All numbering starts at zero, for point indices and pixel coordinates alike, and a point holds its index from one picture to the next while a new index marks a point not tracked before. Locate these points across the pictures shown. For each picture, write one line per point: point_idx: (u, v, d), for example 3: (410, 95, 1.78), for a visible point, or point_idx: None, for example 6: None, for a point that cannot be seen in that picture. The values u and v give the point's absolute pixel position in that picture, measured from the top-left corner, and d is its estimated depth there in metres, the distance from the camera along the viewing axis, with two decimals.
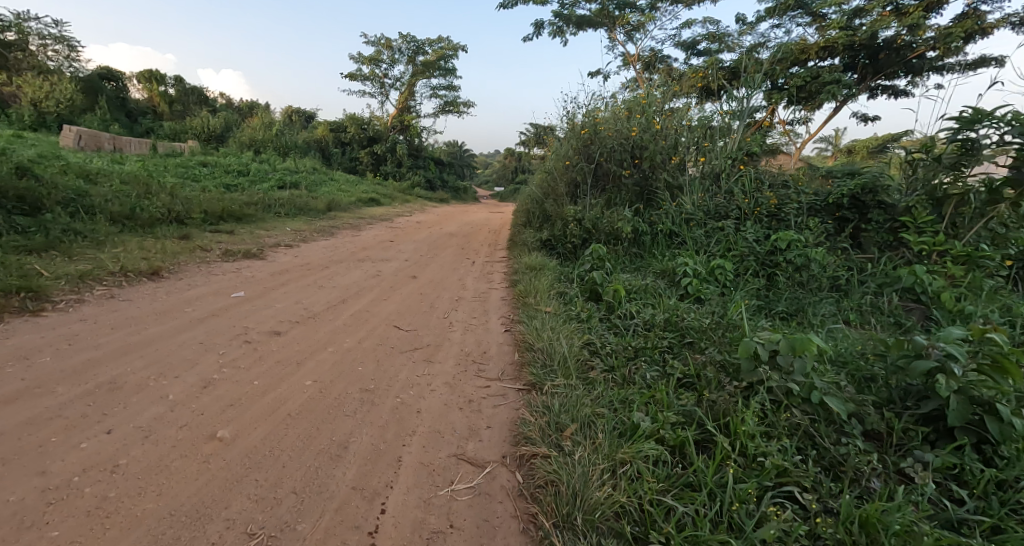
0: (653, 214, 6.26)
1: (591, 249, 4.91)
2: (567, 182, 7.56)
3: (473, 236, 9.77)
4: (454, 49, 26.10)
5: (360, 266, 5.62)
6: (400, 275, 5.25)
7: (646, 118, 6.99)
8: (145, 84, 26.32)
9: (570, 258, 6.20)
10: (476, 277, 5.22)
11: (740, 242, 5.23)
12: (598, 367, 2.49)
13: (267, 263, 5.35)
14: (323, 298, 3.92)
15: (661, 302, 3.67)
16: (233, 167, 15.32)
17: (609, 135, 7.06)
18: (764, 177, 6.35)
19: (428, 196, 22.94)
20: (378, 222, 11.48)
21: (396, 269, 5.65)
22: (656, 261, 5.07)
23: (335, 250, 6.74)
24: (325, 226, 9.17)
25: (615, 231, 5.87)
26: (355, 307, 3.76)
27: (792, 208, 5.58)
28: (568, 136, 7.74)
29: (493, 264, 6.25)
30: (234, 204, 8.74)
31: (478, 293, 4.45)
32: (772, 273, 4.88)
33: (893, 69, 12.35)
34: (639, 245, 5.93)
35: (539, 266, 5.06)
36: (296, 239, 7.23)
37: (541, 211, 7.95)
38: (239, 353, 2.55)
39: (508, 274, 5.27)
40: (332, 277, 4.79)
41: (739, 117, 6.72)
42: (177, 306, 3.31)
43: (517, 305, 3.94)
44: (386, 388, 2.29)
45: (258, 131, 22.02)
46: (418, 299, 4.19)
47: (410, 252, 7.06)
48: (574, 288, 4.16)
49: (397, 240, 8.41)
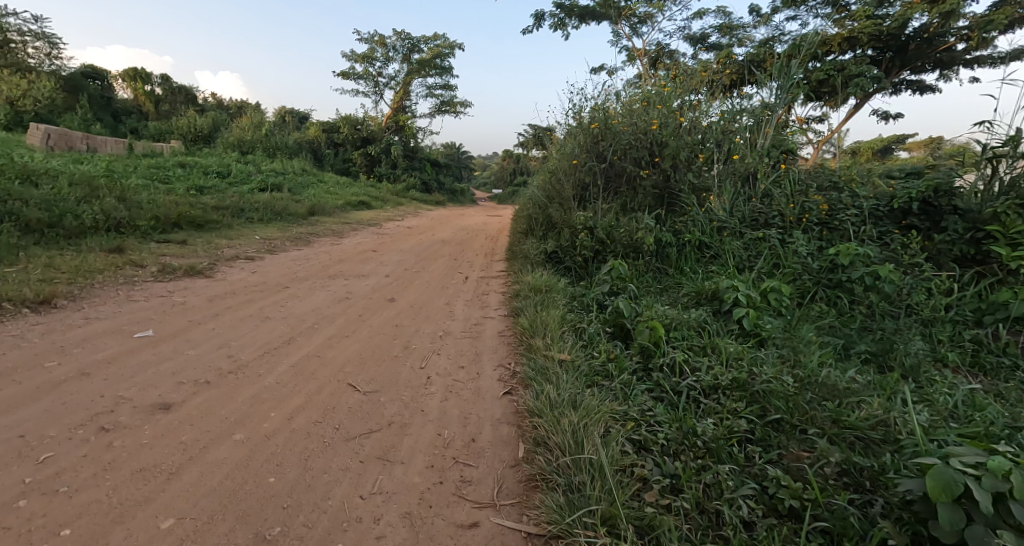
0: (678, 222, 5.38)
1: (612, 266, 4.02)
2: (574, 184, 6.62)
3: (468, 244, 8.83)
4: (451, 47, 25.25)
5: (328, 285, 4.68)
6: (377, 299, 4.31)
7: (667, 110, 6.09)
8: (130, 83, 25.32)
9: (579, 275, 5.26)
10: (470, 301, 4.28)
11: (793, 257, 4.31)
12: (654, 482, 1.58)
13: (212, 281, 4.39)
14: (261, 336, 2.98)
15: (715, 343, 2.73)
16: (213, 167, 14.34)
17: (625, 129, 6.14)
18: (807, 177, 5.46)
19: (424, 199, 22.02)
20: (364, 228, 10.50)
21: (374, 289, 4.70)
22: (691, 283, 4.18)
23: (305, 263, 5.79)
24: (302, 234, 8.22)
25: (633, 242, 4.96)
26: (304, 351, 2.81)
27: (848, 216, 4.66)
28: (576, 131, 6.81)
29: (489, 281, 5.32)
30: (199, 208, 7.79)
31: (468, 325, 3.51)
32: (834, 297, 3.99)
33: (920, 62, 11.48)
34: (664, 259, 5.01)
35: (547, 287, 4.13)
36: (263, 251, 6.28)
37: (544, 218, 7.00)
38: (80, 450, 1.63)
39: (508, 296, 4.33)
40: (287, 303, 3.84)
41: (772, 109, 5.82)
42: (42, 355, 2.37)
43: (521, 345, 3.00)
44: (298, 536, 1.38)
45: (246, 131, 21.05)
46: (390, 335, 3.24)
47: (393, 266, 6.11)
48: (592, 321, 3.21)
49: (381, 250, 7.46)
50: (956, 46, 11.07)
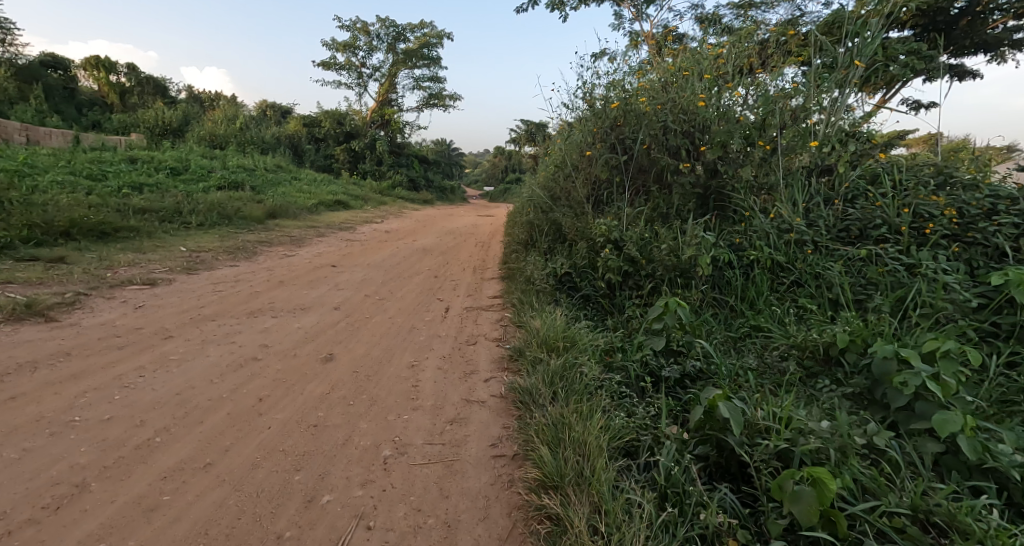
0: (734, 233, 4.00)
1: (666, 305, 2.61)
2: (588, 182, 5.22)
3: (455, 254, 7.37)
4: (439, 35, 23.71)
5: (239, 329, 3.21)
6: (303, 359, 2.81)
7: (711, 82, 4.68)
8: (93, 72, 23.37)
9: (602, 308, 3.88)
10: (450, 363, 2.82)
11: (932, 289, 2.89)
12: None
13: (49, 328, 2.90)
14: (11, 486, 1.50)
15: (949, 517, 1.32)
16: (169, 162, 12.68)
17: (656, 109, 4.72)
18: (909, 169, 4.05)
19: (410, 198, 20.44)
20: (334, 233, 8.98)
21: (307, 336, 3.21)
22: (783, 335, 2.81)
23: (229, 289, 4.31)
24: (247, 244, 6.65)
25: (679, 264, 3.60)
26: (74, 537, 1.34)
27: (994, 226, 3.25)
28: (587, 114, 5.39)
29: (479, 317, 3.88)
30: (115, 213, 6.26)
31: (441, 427, 2.05)
32: (1012, 355, 2.59)
33: (965, 43, 10.15)
34: (723, 288, 3.62)
35: (569, 343, 2.71)
36: (179, 271, 4.76)
37: (549, 225, 5.51)
38: None
39: (509, 351, 2.88)
40: (140, 374, 2.36)
41: (847, 76, 4.39)
42: None
43: (535, 494, 1.58)
44: None
45: (218, 125, 19.40)
46: (292, 462, 1.77)
47: (350, 291, 4.61)
48: (664, 436, 1.78)
49: (342, 265, 5.92)
50: (1007, 24, 9.76)
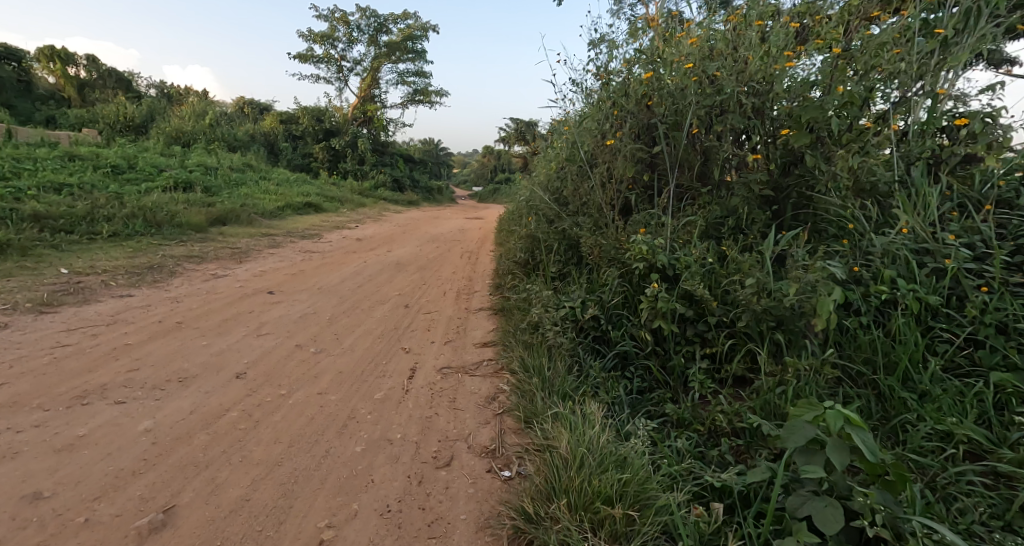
0: (846, 256, 2.66)
1: (834, 418, 1.35)
2: (608, 181, 3.86)
3: (437, 270, 5.97)
4: (424, 28, 22.23)
5: (23, 442, 1.80)
6: (102, 531, 1.43)
7: (783, 37, 3.27)
8: (48, 64, 21.40)
9: (647, 374, 2.52)
10: (398, 537, 1.47)
11: None
12: None
13: None
14: None
15: None
16: (116, 160, 11.12)
17: (708, 79, 3.32)
18: None
19: (395, 199, 19.00)
20: (294, 243, 7.53)
21: (151, 452, 1.82)
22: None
23: (83, 341, 2.87)
24: (166, 261, 5.18)
25: (776, 312, 2.25)
26: None
27: None
28: (605, 92, 4.01)
29: (460, 391, 2.50)
30: None
31: None
32: None
33: None
34: (848, 348, 2.28)
35: (634, 507, 1.38)
36: (27, 309, 3.29)
37: (557, 240, 4.14)
38: None
39: (514, 510, 1.52)
40: None
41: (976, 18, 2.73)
42: None
43: None
44: None
45: (184, 120, 17.80)
46: None
47: (275, 339, 3.19)
48: None
49: (282, 292, 4.49)
50: None
